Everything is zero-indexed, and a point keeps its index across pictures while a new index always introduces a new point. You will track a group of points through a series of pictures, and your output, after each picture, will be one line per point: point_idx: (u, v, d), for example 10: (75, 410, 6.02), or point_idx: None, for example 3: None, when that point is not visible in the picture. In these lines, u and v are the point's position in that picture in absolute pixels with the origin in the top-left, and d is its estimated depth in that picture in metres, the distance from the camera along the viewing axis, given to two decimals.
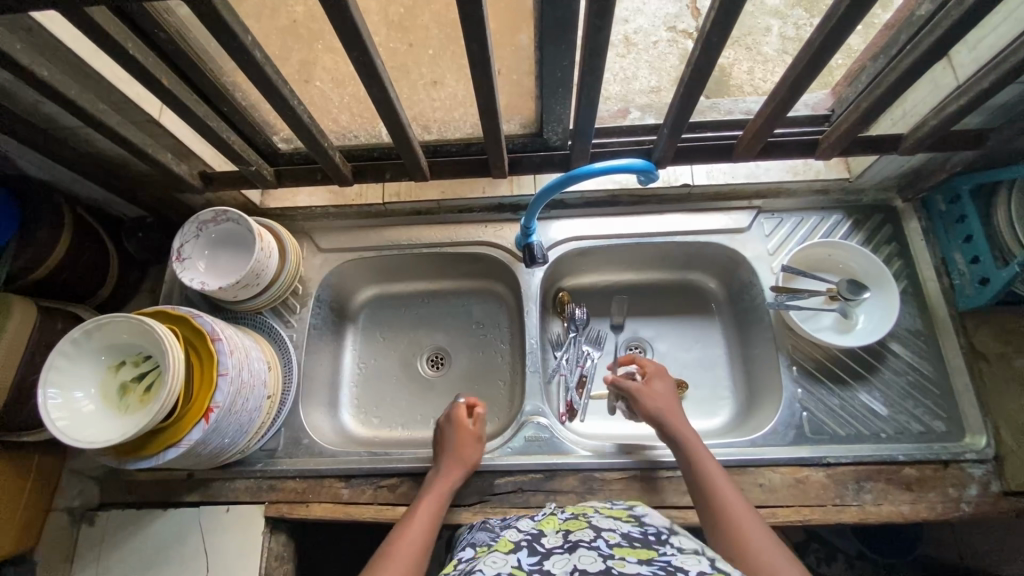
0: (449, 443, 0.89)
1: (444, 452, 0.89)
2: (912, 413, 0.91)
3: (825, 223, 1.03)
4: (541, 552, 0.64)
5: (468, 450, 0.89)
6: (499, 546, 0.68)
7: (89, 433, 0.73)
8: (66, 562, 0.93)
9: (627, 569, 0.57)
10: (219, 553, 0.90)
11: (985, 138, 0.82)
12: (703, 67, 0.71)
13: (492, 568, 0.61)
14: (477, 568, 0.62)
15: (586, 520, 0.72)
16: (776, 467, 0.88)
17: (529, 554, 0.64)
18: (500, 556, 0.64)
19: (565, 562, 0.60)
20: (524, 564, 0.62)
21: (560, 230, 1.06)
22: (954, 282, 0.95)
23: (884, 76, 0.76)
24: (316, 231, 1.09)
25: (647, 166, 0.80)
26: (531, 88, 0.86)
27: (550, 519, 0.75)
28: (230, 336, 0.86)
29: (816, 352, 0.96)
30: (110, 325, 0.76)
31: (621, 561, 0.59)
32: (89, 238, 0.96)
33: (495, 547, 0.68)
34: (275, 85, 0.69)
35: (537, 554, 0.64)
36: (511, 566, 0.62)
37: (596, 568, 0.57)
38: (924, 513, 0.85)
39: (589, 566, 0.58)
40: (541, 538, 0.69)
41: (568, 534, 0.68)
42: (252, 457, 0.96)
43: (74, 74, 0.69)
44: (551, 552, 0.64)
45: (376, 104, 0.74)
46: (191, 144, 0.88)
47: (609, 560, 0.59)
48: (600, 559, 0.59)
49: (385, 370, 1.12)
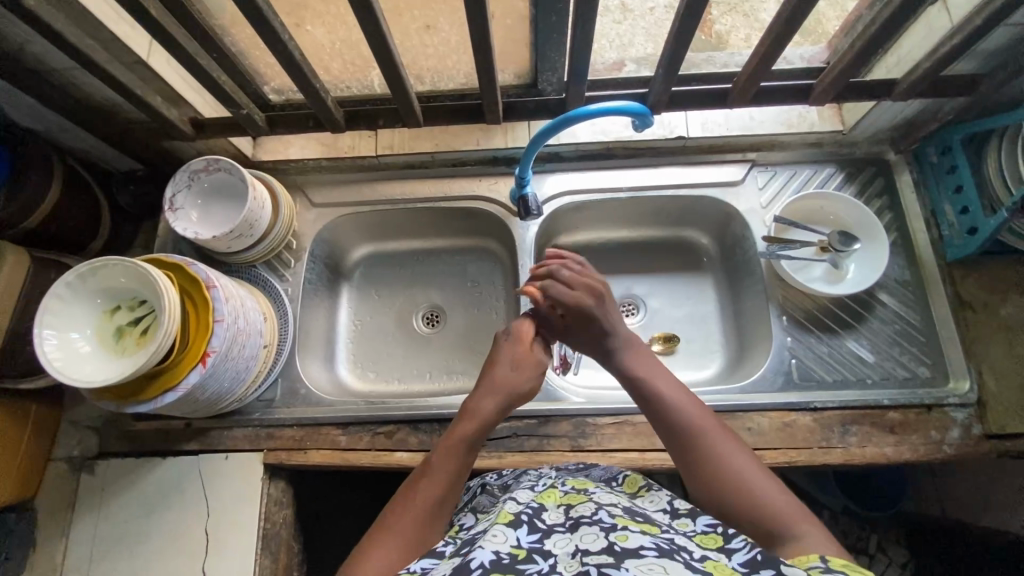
0: (504, 366, 0.78)
1: (491, 377, 0.78)
2: (898, 360, 0.93)
3: (818, 175, 1.03)
4: (541, 529, 0.61)
5: (524, 375, 0.79)
6: (499, 519, 0.63)
7: (85, 372, 0.74)
8: (69, 510, 0.93)
9: (630, 543, 0.56)
10: (219, 498, 0.92)
11: (976, 84, 0.83)
12: (698, 6, 0.70)
13: (492, 545, 0.57)
14: (476, 542, 0.58)
15: (587, 495, 0.68)
16: (765, 412, 0.90)
17: (529, 531, 0.60)
18: (500, 531, 0.60)
19: (566, 542, 0.58)
20: (524, 542, 0.58)
21: (554, 183, 1.06)
22: (942, 234, 0.95)
23: (880, 17, 0.76)
24: (309, 186, 1.08)
25: (642, 110, 0.81)
26: (524, 34, 0.84)
27: (550, 491, 0.70)
28: (227, 285, 0.86)
29: (807, 302, 0.97)
30: (105, 269, 0.76)
31: (624, 534, 0.57)
32: (79, 188, 0.96)
33: (494, 520, 0.63)
34: (266, 18, 0.68)
35: (538, 531, 0.61)
36: (511, 544, 0.58)
37: (599, 546, 0.56)
38: (907, 454, 0.87)
39: (592, 544, 0.56)
40: (540, 512, 0.64)
41: (570, 509, 0.64)
42: (249, 407, 0.97)
43: (59, 7, 0.68)
44: (551, 530, 0.61)
45: (369, 40, 0.73)
46: (181, 88, 0.87)
47: (612, 535, 0.58)
48: (602, 535, 0.58)
49: (381, 326, 1.13)
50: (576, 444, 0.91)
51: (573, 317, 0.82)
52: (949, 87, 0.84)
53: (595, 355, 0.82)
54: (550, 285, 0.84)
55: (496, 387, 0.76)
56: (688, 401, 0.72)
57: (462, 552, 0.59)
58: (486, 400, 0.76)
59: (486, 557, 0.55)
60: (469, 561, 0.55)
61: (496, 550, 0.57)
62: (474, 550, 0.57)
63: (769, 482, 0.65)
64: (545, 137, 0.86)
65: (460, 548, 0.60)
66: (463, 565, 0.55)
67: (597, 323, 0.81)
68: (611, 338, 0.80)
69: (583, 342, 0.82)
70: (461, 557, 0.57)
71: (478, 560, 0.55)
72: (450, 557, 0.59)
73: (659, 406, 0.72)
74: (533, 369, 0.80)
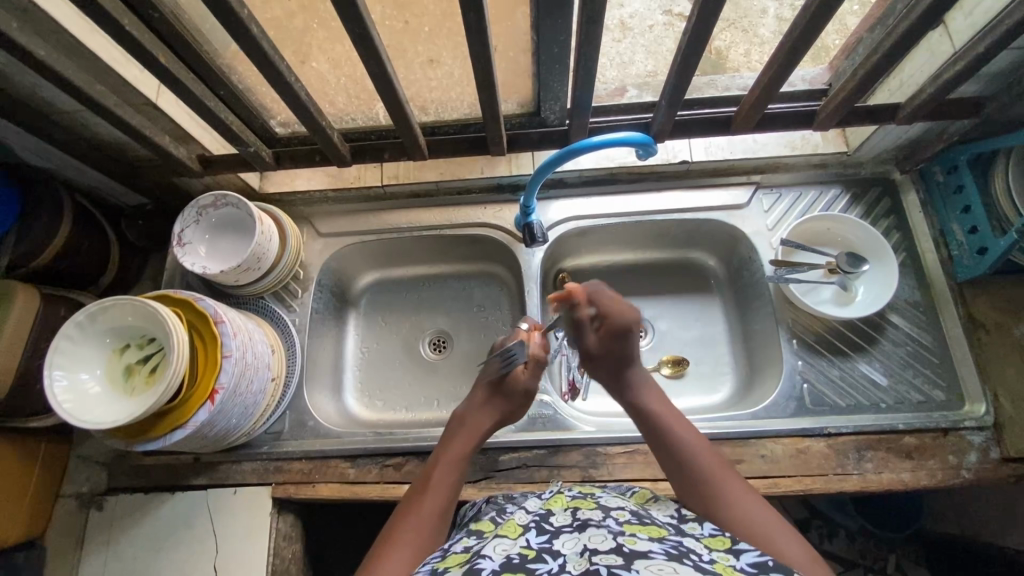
0: (503, 391, 0.87)
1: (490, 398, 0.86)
2: (912, 383, 0.92)
3: (824, 197, 1.03)
4: (549, 531, 0.60)
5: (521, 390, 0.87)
6: (505, 530, 0.62)
7: (96, 412, 0.74)
8: (78, 546, 0.93)
9: (639, 546, 0.54)
10: (230, 534, 0.91)
11: (982, 106, 0.83)
12: (699, 41, 0.70)
13: (501, 551, 0.56)
14: (485, 549, 0.57)
15: (594, 499, 0.67)
16: (778, 439, 0.90)
17: (538, 533, 0.60)
18: (507, 539, 0.59)
19: (575, 542, 0.56)
20: (534, 543, 0.57)
21: (558, 210, 1.06)
22: (952, 253, 0.95)
23: (882, 44, 0.76)
24: (316, 216, 1.09)
25: (645, 140, 0.81)
26: (528, 66, 0.85)
27: (558, 497, 0.70)
28: (234, 318, 0.86)
29: (816, 325, 0.96)
30: (113, 307, 0.76)
31: (632, 538, 0.56)
32: (89, 226, 0.97)
33: (501, 530, 0.62)
34: (271, 60, 0.69)
35: (546, 533, 0.60)
36: (520, 548, 0.57)
37: (608, 546, 0.54)
38: (925, 480, 0.86)
39: (600, 544, 0.54)
40: (549, 517, 0.64)
41: (577, 512, 0.63)
42: (257, 440, 0.96)
43: (70, 54, 0.70)
44: (559, 531, 0.60)
45: (375, 80, 0.74)
46: (189, 126, 0.88)
47: (620, 538, 0.56)
48: (610, 536, 0.56)
49: (387, 353, 1.13)
50: (587, 474, 0.90)
51: (608, 332, 0.85)
52: (951, 110, 0.83)
53: (610, 382, 0.86)
54: (594, 292, 0.87)
55: (491, 409, 0.85)
56: (695, 438, 0.75)
57: (469, 560, 0.56)
58: (483, 419, 0.84)
59: (496, 562, 0.54)
60: (477, 568, 0.53)
61: (505, 555, 0.55)
62: (482, 557, 0.55)
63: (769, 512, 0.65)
64: (550, 166, 0.85)
65: (464, 556, 0.58)
66: (472, 571, 0.53)
67: (629, 346, 0.85)
68: (630, 367, 0.85)
69: (604, 371, 0.86)
70: (468, 564, 0.55)
71: (490, 565, 0.53)
72: (457, 566, 0.56)
73: (666, 444, 0.75)
74: (531, 370, 0.88)
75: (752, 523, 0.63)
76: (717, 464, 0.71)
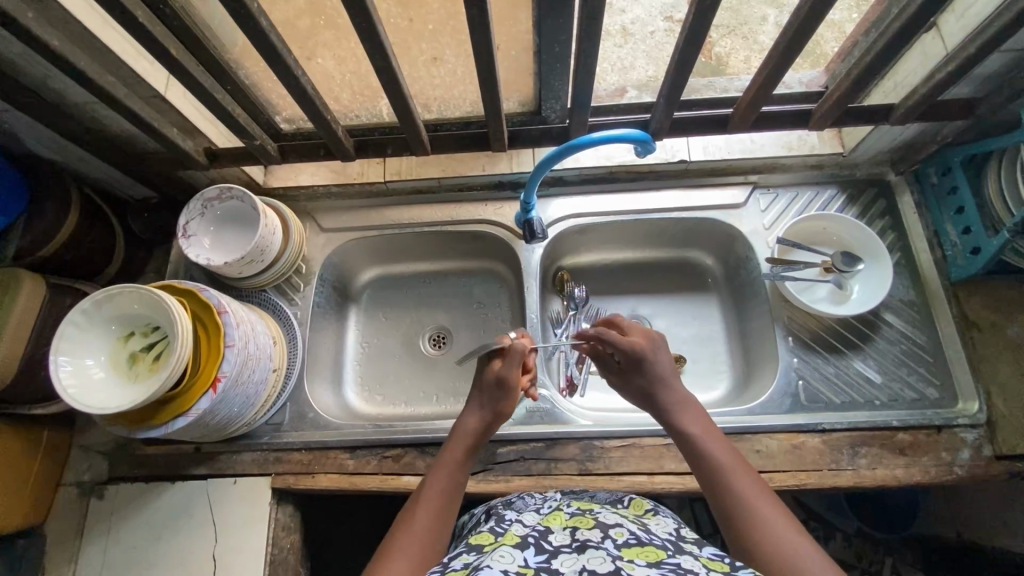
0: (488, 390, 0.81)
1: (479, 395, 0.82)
2: (906, 381, 0.93)
3: (820, 197, 1.05)
4: (549, 550, 0.60)
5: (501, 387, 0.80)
6: (505, 542, 0.63)
7: (99, 398, 0.75)
8: (77, 535, 0.94)
9: (637, 571, 0.54)
10: (229, 523, 0.92)
11: (973, 107, 0.85)
12: (696, 41, 0.72)
13: (500, 565, 0.56)
14: (484, 562, 0.57)
15: (592, 517, 0.68)
16: (773, 434, 0.90)
17: (536, 552, 0.60)
18: (507, 552, 0.59)
19: (574, 561, 0.57)
20: (532, 562, 0.58)
21: (558, 208, 1.07)
22: (946, 254, 0.96)
23: (875, 45, 0.78)
24: (318, 211, 1.11)
25: (643, 136, 0.83)
26: (529, 64, 0.86)
27: (556, 514, 0.71)
28: (237, 310, 0.87)
29: (812, 322, 0.98)
30: (120, 295, 0.78)
31: (631, 563, 0.56)
32: (95, 217, 0.99)
33: (501, 543, 0.63)
34: (279, 54, 0.71)
35: (545, 552, 0.60)
36: (518, 564, 0.57)
37: (607, 568, 0.55)
38: (918, 476, 0.87)
39: (599, 566, 0.55)
40: (547, 534, 0.64)
41: (576, 531, 0.64)
42: (258, 431, 0.97)
43: (82, 46, 0.72)
44: (558, 550, 0.60)
45: (379, 75, 0.76)
46: (196, 120, 0.90)
47: (619, 561, 0.56)
48: (608, 559, 0.57)
49: (387, 348, 1.14)
50: (584, 467, 0.91)
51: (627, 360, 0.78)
52: (944, 111, 0.85)
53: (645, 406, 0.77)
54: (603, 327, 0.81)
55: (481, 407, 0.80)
56: (727, 452, 0.67)
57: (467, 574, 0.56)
58: (470, 418, 0.80)
59: None
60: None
61: (503, 570, 0.55)
62: (481, 570, 0.55)
63: (802, 536, 0.58)
64: (550, 162, 0.87)
65: (462, 573, 0.57)
66: None
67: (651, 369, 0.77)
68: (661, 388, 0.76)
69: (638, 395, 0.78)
70: None
71: None
72: None
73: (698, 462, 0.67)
74: (507, 364, 0.81)
75: (778, 553, 0.56)
76: (750, 485, 0.63)
